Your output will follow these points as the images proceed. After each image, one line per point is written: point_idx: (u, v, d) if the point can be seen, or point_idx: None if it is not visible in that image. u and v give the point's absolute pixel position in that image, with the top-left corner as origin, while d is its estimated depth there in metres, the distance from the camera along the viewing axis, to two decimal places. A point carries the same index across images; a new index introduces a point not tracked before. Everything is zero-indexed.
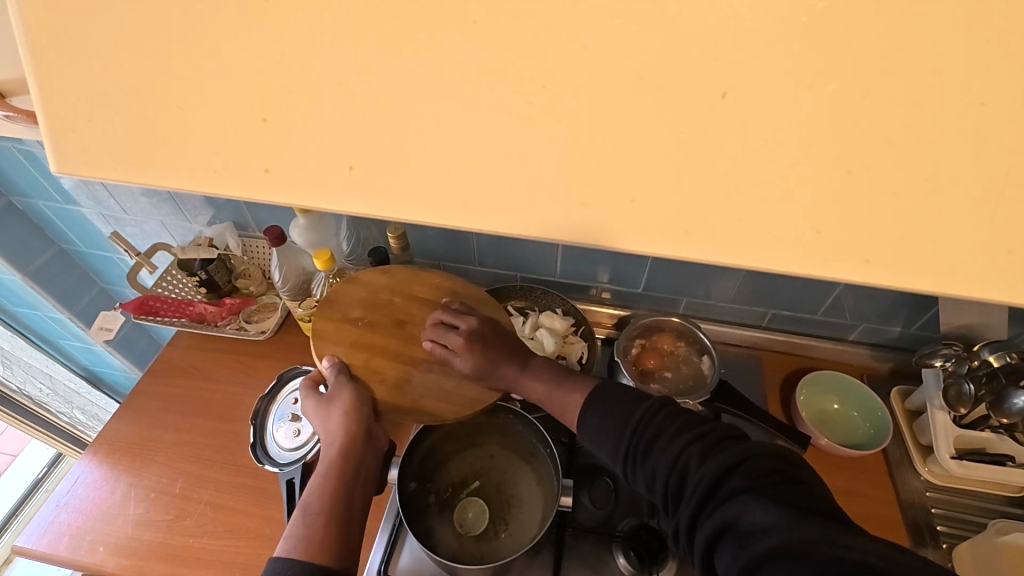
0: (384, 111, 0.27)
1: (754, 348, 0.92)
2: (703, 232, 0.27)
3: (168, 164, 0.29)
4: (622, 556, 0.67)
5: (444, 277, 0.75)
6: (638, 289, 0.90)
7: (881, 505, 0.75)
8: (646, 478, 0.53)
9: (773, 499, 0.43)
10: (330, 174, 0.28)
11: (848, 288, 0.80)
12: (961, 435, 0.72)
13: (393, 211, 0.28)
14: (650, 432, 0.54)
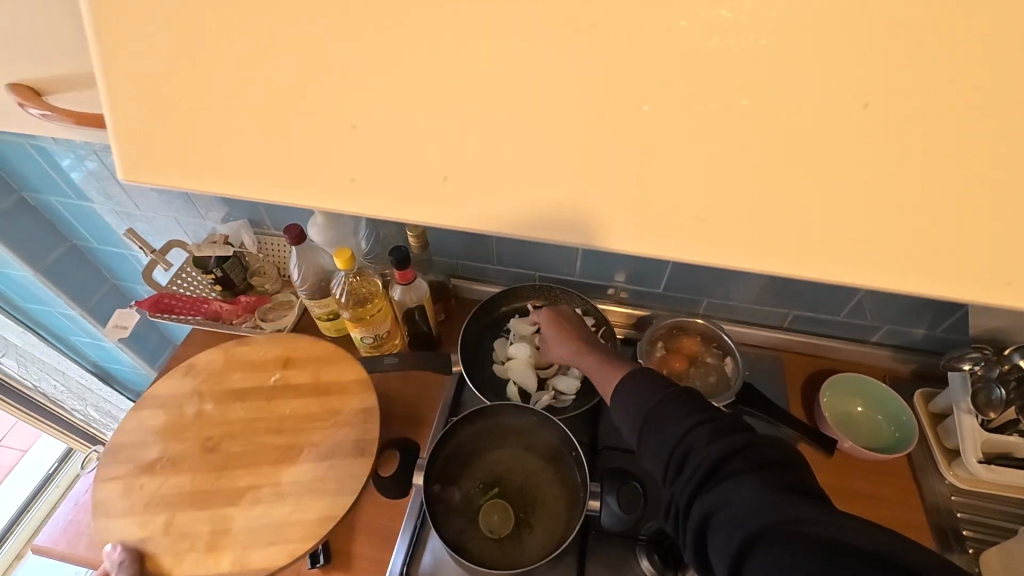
0: (455, 122, 0.28)
1: (777, 350, 0.91)
2: (778, 241, 0.27)
3: (227, 170, 0.29)
4: (645, 559, 0.67)
5: (272, 360, 0.84)
6: (657, 289, 0.89)
7: (906, 509, 0.74)
8: (652, 455, 0.53)
9: (775, 490, 0.43)
10: (413, 181, 0.29)
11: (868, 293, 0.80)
12: (989, 440, 0.71)
13: (464, 219, 0.29)
14: (670, 410, 0.54)
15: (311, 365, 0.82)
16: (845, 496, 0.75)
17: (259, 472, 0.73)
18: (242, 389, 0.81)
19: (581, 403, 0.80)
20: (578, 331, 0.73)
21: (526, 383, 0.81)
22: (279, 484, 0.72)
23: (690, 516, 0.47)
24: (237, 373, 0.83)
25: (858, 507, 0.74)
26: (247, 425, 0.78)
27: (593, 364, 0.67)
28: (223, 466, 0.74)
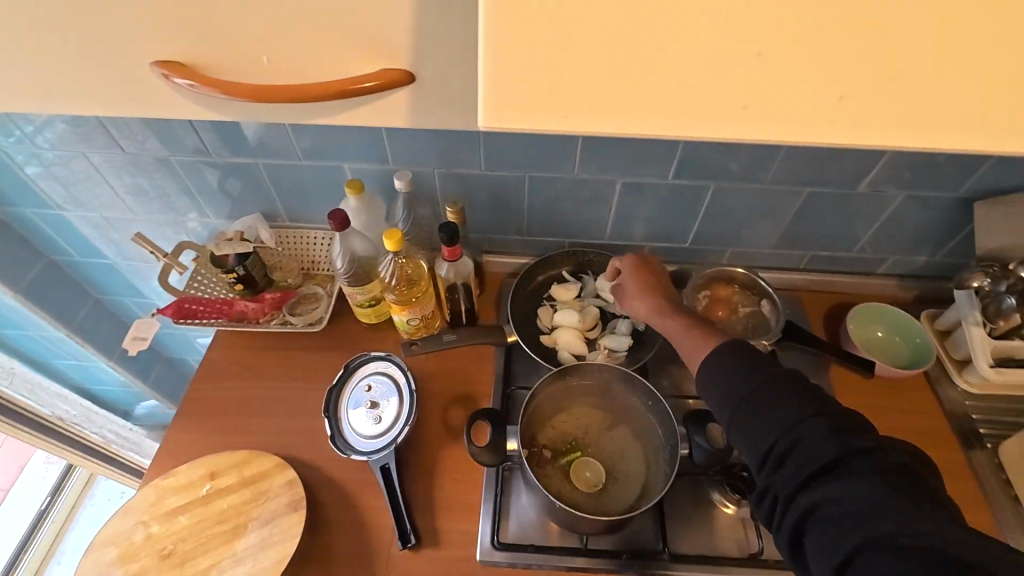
0: (696, 57, 0.29)
1: (796, 290, 0.97)
2: (995, 127, 0.29)
3: (605, 108, 0.31)
4: (718, 492, 0.73)
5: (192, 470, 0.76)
6: (684, 244, 0.93)
7: (930, 418, 0.82)
8: (742, 440, 0.53)
9: (886, 487, 0.45)
10: (740, 102, 0.30)
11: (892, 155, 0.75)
12: (995, 346, 0.80)
13: (754, 132, 0.31)
14: (769, 396, 0.52)
15: (237, 462, 0.76)
16: (877, 412, 0.82)
17: (216, 558, 0.69)
18: (176, 501, 0.74)
19: (631, 358, 0.82)
20: (655, 286, 0.76)
21: (579, 345, 0.83)
22: (237, 550, 0.69)
23: (792, 506, 0.49)
24: (165, 491, 0.74)
25: (892, 422, 0.81)
26: (196, 525, 0.72)
27: (677, 327, 0.69)
28: (185, 558, 0.70)
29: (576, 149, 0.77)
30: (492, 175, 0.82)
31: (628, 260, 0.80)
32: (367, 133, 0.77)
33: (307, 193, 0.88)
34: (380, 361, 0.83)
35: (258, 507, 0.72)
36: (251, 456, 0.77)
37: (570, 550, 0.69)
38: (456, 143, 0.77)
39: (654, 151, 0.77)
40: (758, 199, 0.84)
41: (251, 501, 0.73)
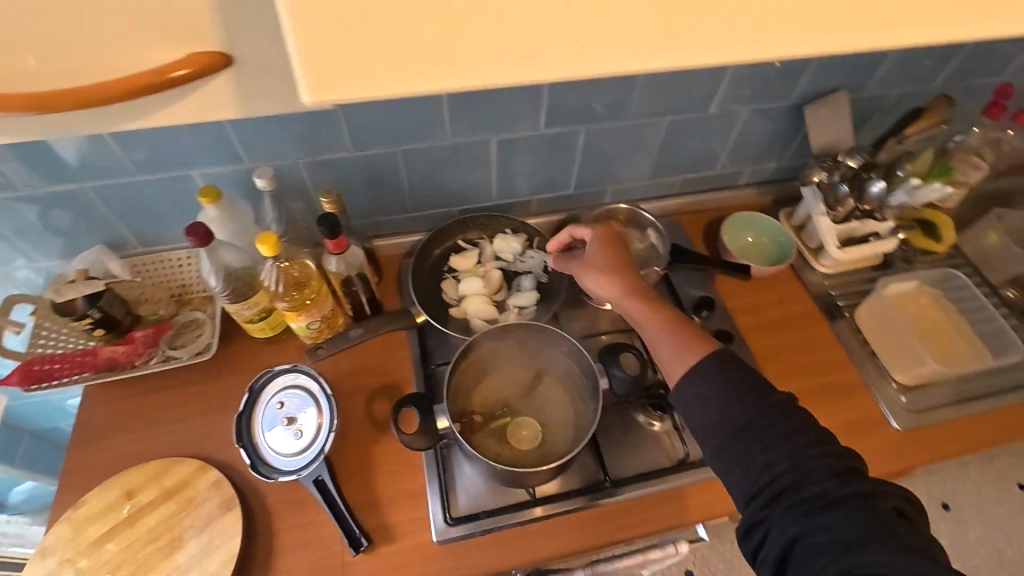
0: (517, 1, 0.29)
1: (676, 215, 1.04)
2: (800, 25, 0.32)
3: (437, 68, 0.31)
4: (642, 413, 0.78)
5: (104, 492, 0.70)
6: (568, 190, 0.95)
7: (801, 302, 0.93)
8: (716, 442, 0.55)
9: (873, 521, 0.47)
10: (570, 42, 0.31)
11: (733, 70, 0.80)
12: (840, 231, 0.91)
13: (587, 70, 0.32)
14: (772, 420, 0.53)
15: (152, 474, 0.72)
16: (759, 309, 0.92)
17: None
18: (98, 528, 0.67)
19: (541, 310, 0.84)
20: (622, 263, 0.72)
21: (489, 309, 0.83)
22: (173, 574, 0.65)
23: (781, 535, 0.49)
24: (82, 521, 0.68)
25: (772, 315, 0.92)
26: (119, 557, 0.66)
27: (638, 307, 0.68)
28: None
29: (444, 110, 0.75)
30: (363, 154, 0.78)
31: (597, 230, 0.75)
32: (211, 131, 0.69)
33: (155, 210, 0.78)
34: (288, 374, 0.77)
35: (190, 515, 0.69)
36: (166, 463, 0.72)
37: (520, 505, 0.72)
38: (315, 126, 0.71)
39: (524, 103, 0.77)
40: (627, 134, 0.87)
41: (183, 511, 0.69)
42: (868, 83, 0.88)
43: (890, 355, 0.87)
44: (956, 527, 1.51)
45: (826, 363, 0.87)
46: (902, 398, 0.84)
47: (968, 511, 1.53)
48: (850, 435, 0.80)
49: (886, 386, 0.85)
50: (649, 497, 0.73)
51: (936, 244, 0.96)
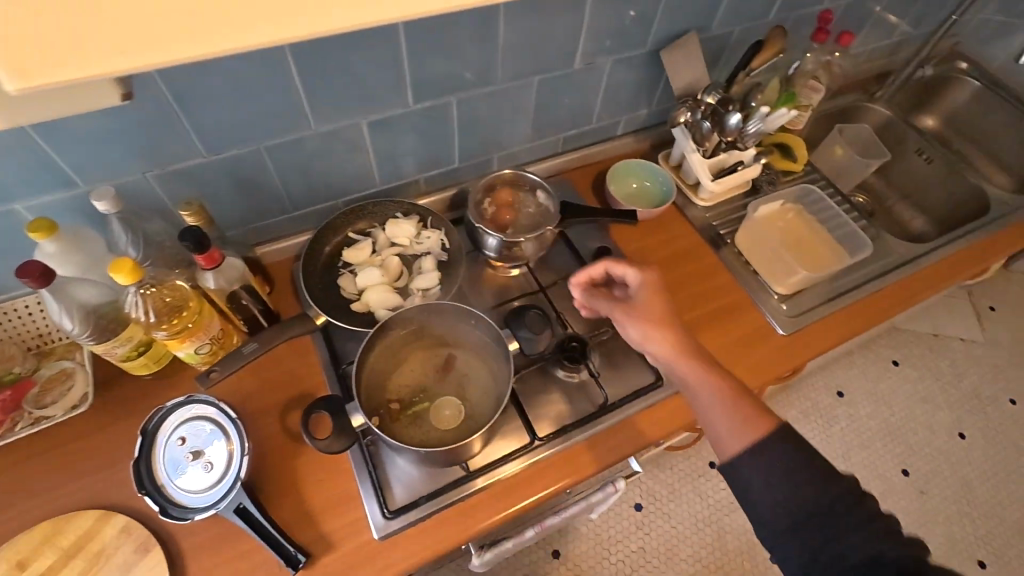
0: None
1: (563, 173, 1.06)
2: None
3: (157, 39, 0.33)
4: (559, 368, 0.81)
5: None
6: (454, 165, 0.94)
7: (688, 237, 1.00)
8: (772, 501, 0.59)
9: None
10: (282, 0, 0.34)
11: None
12: (711, 164, 0.99)
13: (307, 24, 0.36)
14: (836, 508, 0.57)
15: (44, 538, 0.64)
16: (651, 249, 0.97)
17: None
18: None
19: (445, 289, 0.84)
20: (669, 315, 0.73)
21: (393, 296, 0.81)
22: None
23: None
24: None
25: (665, 253, 0.97)
26: None
27: (693, 376, 0.69)
28: None
29: (289, 65, 0.65)
30: (221, 159, 0.72)
31: (647, 275, 0.75)
32: (30, 158, 0.60)
33: None
34: (183, 408, 0.71)
35: (102, 568, 0.63)
36: (59, 522, 0.65)
37: (459, 481, 0.72)
38: (156, 134, 0.65)
39: (386, 81, 0.74)
40: (499, 100, 0.87)
41: (92, 566, 0.63)
42: (712, 22, 0.94)
43: (771, 267, 0.95)
44: (851, 408, 1.72)
45: (717, 288, 0.94)
46: (783, 305, 0.93)
47: (858, 392, 1.75)
48: (745, 348, 0.88)
49: (769, 297, 0.93)
50: (578, 446, 0.77)
51: (792, 161, 1.08)
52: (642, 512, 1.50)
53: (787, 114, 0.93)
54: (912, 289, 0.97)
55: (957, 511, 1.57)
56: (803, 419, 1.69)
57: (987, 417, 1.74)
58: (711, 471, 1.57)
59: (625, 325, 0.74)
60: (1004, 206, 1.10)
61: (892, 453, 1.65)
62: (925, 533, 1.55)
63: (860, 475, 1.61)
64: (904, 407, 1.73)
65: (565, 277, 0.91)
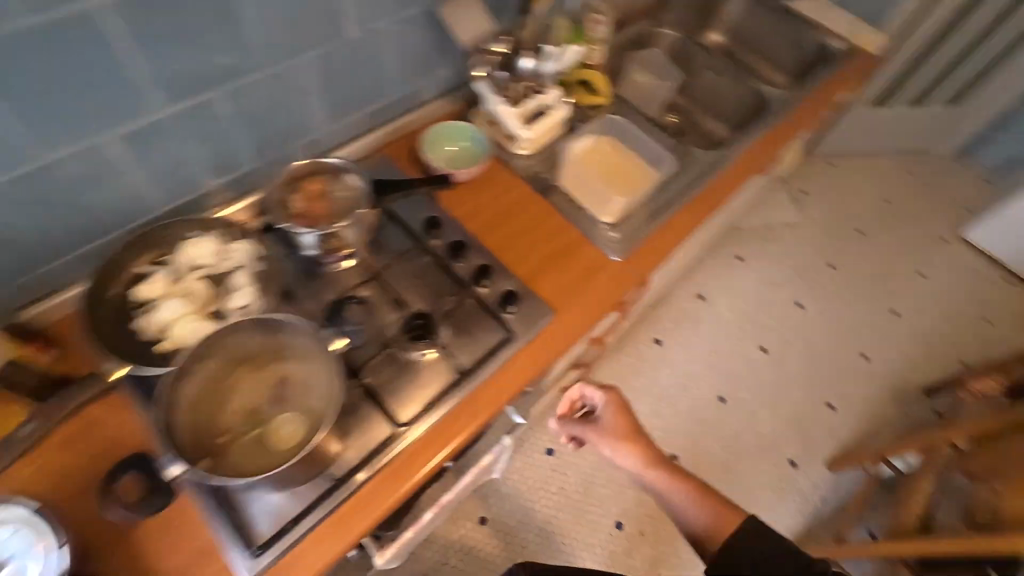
0: None
1: (383, 148, 1.00)
2: None
3: None
4: (409, 350, 0.79)
5: None
6: (249, 164, 0.85)
7: (517, 188, 1.00)
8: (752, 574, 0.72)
9: None
10: None
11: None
12: (518, 110, 0.99)
13: None
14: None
15: None
16: (482, 209, 0.96)
17: None
18: None
19: (266, 301, 0.77)
20: (634, 429, 0.91)
21: (205, 321, 0.74)
22: None
23: None
24: None
25: (497, 209, 0.97)
26: None
27: (682, 498, 0.84)
28: None
29: None
30: None
31: (611, 396, 0.94)
32: None
33: None
34: None
35: None
36: None
37: (329, 491, 0.69)
38: None
39: (117, 85, 0.64)
40: (275, 85, 0.80)
41: None
42: None
43: (596, 200, 1.00)
44: (713, 307, 1.91)
45: (552, 231, 0.96)
46: (613, 233, 0.97)
47: (716, 292, 1.95)
48: (586, 281, 0.92)
49: (600, 229, 0.98)
50: (444, 420, 0.77)
51: (597, 97, 1.11)
52: (554, 454, 1.57)
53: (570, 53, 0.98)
54: (716, 191, 1.08)
55: (808, 369, 1.83)
56: (676, 329, 1.85)
57: (816, 285, 2.02)
58: (608, 397, 1.68)
59: (604, 448, 0.92)
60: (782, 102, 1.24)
61: (751, 337, 1.87)
62: (789, 394, 1.78)
63: (730, 363, 1.81)
64: (754, 295, 1.96)
65: (399, 257, 0.88)
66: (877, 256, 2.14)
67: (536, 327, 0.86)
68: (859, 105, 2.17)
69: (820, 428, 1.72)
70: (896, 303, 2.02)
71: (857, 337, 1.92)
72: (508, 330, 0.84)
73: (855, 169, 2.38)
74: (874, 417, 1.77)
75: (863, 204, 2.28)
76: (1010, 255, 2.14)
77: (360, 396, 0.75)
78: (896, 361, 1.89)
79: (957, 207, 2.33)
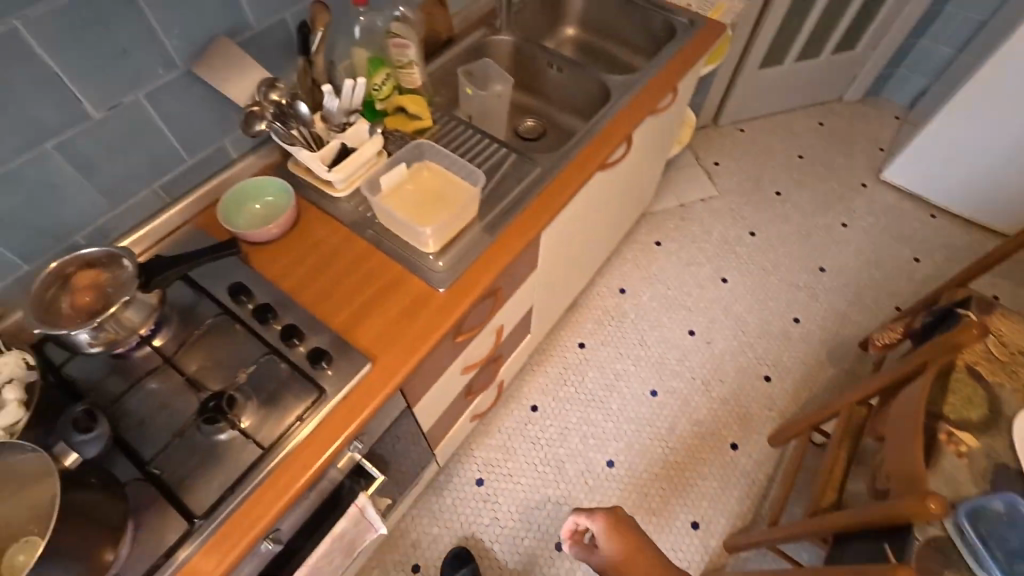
0: None
1: (192, 218, 0.97)
2: None
3: None
4: (221, 431, 0.74)
5: None
6: (22, 267, 0.80)
7: (332, 232, 0.96)
8: None
9: None
10: None
11: (24, 21, 0.66)
12: (325, 155, 0.94)
13: None
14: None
15: None
16: (295, 263, 0.92)
17: None
18: None
19: (30, 404, 0.71)
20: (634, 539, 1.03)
21: None
22: None
23: None
24: None
25: (313, 261, 0.93)
26: None
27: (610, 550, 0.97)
28: None
29: None
30: None
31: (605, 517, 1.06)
32: None
33: None
34: None
35: None
36: None
37: None
38: None
39: None
40: (17, 186, 0.75)
41: None
42: (246, 18, 0.89)
43: (415, 218, 0.93)
44: (635, 300, 1.87)
45: (367, 275, 0.92)
46: (439, 263, 0.93)
47: (637, 283, 1.91)
48: (408, 319, 0.87)
49: (425, 260, 0.93)
50: (251, 503, 0.71)
51: (418, 122, 1.09)
52: (484, 484, 1.52)
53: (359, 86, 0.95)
54: (553, 195, 1.04)
55: (739, 345, 1.78)
56: (600, 328, 1.80)
57: (739, 256, 1.99)
58: (535, 414, 1.64)
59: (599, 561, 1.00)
60: (618, 93, 1.22)
61: (678, 322, 1.82)
62: (722, 374, 1.73)
63: (658, 353, 1.76)
64: (676, 278, 1.92)
65: (206, 330, 0.84)
66: (798, 214, 2.11)
67: (352, 382, 0.80)
68: (751, 67, 2.17)
69: (759, 402, 1.67)
70: (823, 258, 1.98)
71: (787, 302, 1.88)
72: (318, 388, 0.79)
73: (765, 131, 2.38)
74: (814, 381, 1.71)
75: (776, 166, 2.25)
76: (937, 192, 2.09)
77: (155, 494, 0.71)
78: (829, 319, 1.84)
79: (871, 149, 2.31)
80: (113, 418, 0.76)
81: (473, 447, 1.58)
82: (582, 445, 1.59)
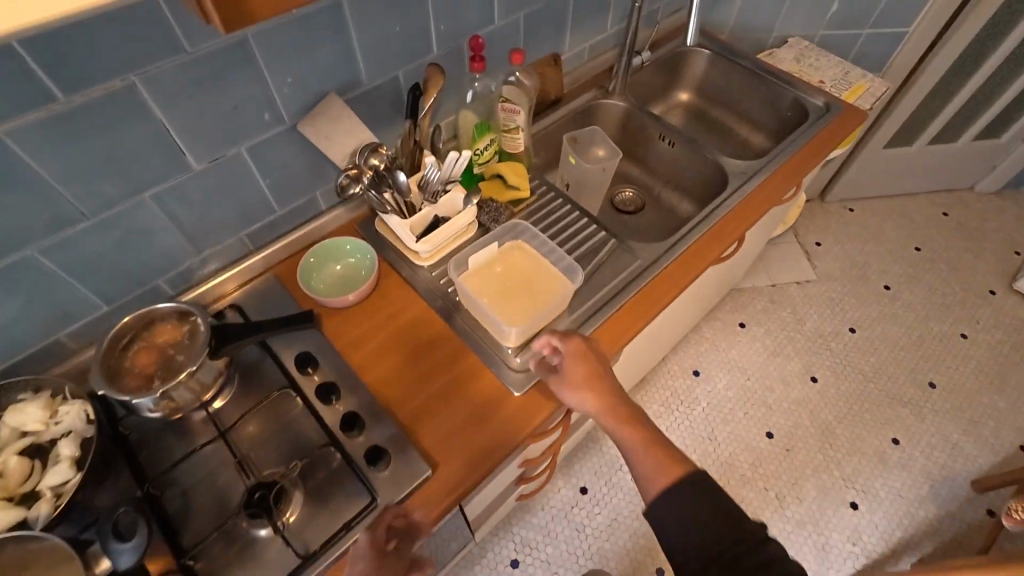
0: None
1: (272, 268, 0.94)
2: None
3: None
4: (261, 527, 0.68)
5: None
6: (102, 307, 0.79)
7: (409, 305, 0.90)
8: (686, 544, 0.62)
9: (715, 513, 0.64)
10: None
11: (143, 78, 0.64)
12: (415, 223, 0.89)
13: None
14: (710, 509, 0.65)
15: None
16: (366, 335, 0.87)
17: None
18: None
19: (82, 463, 0.68)
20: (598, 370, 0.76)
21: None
22: None
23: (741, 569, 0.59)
24: None
25: (385, 336, 0.87)
26: None
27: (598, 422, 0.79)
28: None
29: None
30: None
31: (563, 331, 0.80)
32: None
33: None
34: None
35: None
36: None
37: None
38: None
39: None
40: (110, 233, 0.73)
41: None
42: (359, 75, 0.84)
43: (498, 308, 0.85)
44: (708, 385, 1.71)
45: (438, 363, 0.84)
46: (518, 359, 0.84)
47: (712, 367, 1.75)
48: (477, 424, 0.79)
49: (504, 353, 0.85)
50: None
51: (515, 192, 1.01)
52: (519, 568, 1.41)
53: (462, 157, 0.89)
54: (652, 293, 0.94)
55: (823, 458, 1.58)
56: (665, 411, 1.66)
57: (833, 353, 1.78)
58: (583, 497, 1.51)
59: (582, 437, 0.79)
60: (736, 180, 1.10)
61: (755, 419, 1.65)
62: (800, 490, 1.53)
63: (728, 451, 1.59)
64: (758, 368, 1.74)
65: (265, 401, 0.78)
66: (908, 314, 1.87)
67: (406, 491, 0.72)
68: (875, 146, 1.96)
69: (840, 531, 1.47)
70: (934, 373, 1.74)
71: (884, 417, 1.65)
72: (370, 493, 0.71)
73: (878, 214, 2.15)
74: (908, 519, 1.49)
75: (887, 255, 2.02)
76: None
77: None
78: (934, 447, 1.60)
79: (1003, 252, 2.04)
80: (160, 487, 0.72)
81: (512, 522, 1.47)
82: (630, 544, 1.44)
